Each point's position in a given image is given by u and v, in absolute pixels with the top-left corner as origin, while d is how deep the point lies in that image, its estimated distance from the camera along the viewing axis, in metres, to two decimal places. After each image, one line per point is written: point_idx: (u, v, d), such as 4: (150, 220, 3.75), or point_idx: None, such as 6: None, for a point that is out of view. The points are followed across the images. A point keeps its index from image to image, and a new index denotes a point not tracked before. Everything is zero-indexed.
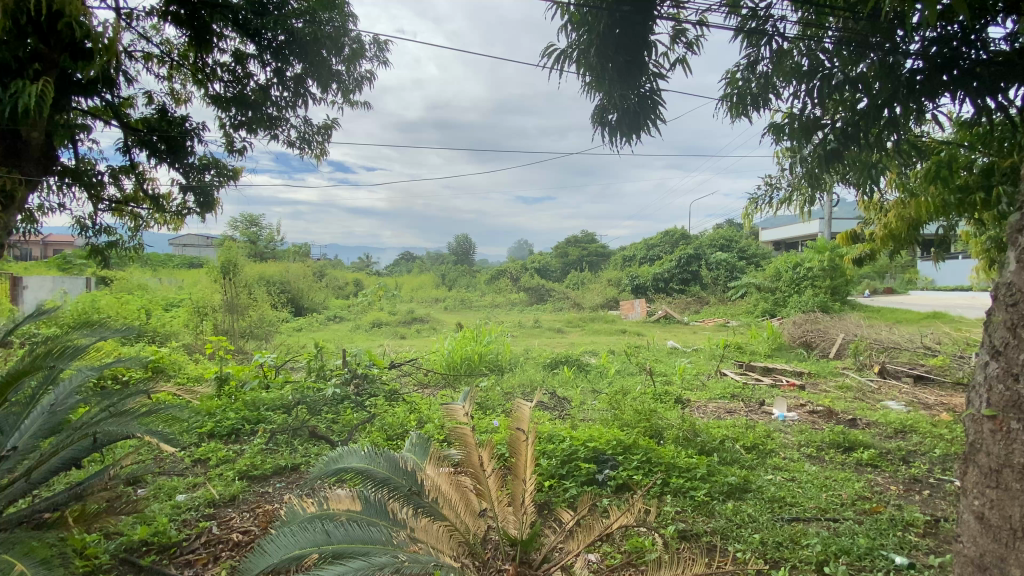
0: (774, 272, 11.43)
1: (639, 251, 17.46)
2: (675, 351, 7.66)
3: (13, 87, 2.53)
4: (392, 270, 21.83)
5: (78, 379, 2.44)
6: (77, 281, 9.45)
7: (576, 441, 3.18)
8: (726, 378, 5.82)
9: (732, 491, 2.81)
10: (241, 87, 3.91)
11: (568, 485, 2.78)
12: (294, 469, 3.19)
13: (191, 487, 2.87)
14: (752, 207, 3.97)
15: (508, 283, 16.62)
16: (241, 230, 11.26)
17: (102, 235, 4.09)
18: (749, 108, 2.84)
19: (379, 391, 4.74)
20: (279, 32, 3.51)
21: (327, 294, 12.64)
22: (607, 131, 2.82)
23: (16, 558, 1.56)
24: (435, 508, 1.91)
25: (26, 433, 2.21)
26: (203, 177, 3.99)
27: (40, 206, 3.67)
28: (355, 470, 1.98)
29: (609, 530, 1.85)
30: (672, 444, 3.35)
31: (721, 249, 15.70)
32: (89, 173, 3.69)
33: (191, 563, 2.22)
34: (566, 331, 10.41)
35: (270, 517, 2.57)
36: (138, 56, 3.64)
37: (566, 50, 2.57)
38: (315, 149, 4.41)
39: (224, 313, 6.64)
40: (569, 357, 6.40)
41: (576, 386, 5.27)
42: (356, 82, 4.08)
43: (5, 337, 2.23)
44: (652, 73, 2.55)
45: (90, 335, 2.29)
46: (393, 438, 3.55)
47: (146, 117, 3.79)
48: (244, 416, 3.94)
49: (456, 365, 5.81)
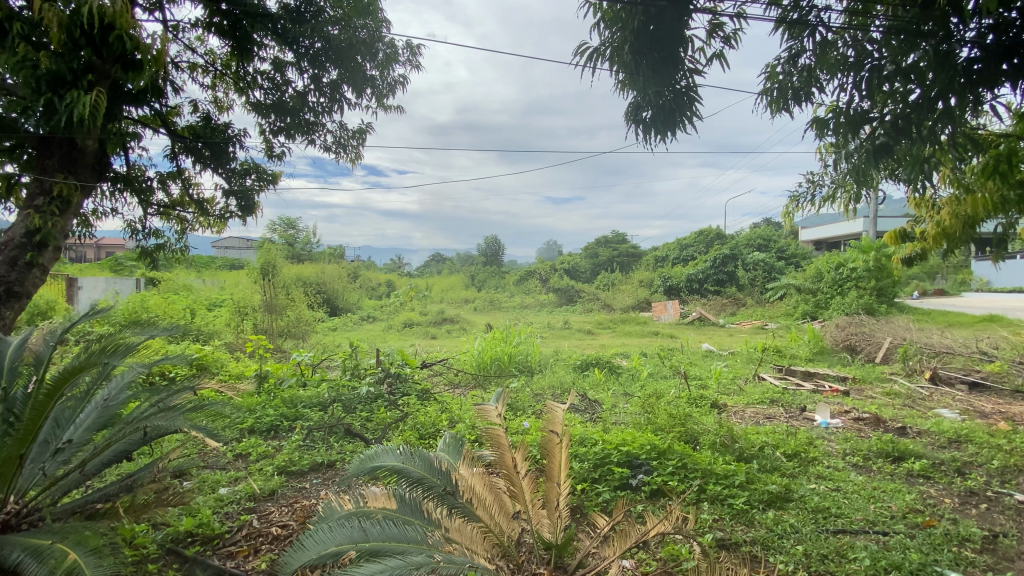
0: (815, 273, 11.00)
1: (672, 252, 17.14)
2: (710, 354, 7.47)
3: (69, 97, 2.71)
4: (422, 271, 22.13)
5: (130, 375, 2.55)
6: (128, 282, 9.93)
7: (609, 445, 3.12)
8: (764, 383, 5.63)
9: (774, 500, 2.70)
10: (280, 94, 4.02)
11: (600, 489, 2.73)
12: (331, 466, 3.26)
13: (233, 481, 2.98)
14: (792, 205, 3.83)
15: (538, 285, 16.59)
16: (279, 233, 11.62)
17: (151, 238, 4.27)
18: (790, 103, 2.71)
19: (411, 390, 4.79)
20: (316, 39, 3.62)
21: (361, 295, 12.92)
22: (641, 130, 2.75)
23: (70, 547, 1.64)
24: (469, 509, 1.92)
25: (82, 426, 2.34)
26: (244, 182, 4.14)
27: (95, 210, 3.88)
28: (390, 468, 2.00)
29: (645, 537, 1.81)
30: (708, 451, 3.26)
31: (758, 249, 15.25)
32: (140, 179, 3.88)
33: (233, 555, 2.29)
34: (597, 333, 10.30)
35: (307, 513, 2.64)
36: (184, 67, 3.83)
37: (599, 48, 2.53)
38: (351, 154, 4.51)
39: (263, 313, 6.89)
40: (600, 358, 6.31)
41: (607, 389, 5.20)
42: (390, 87, 4.15)
43: (61, 335, 2.33)
44: (689, 68, 2.48)
45: (140, 334, 2.41)
46: (425, 437, 3.58)
47: (192, 124, 3.96)
48: (282, 413, 4.05)
49: (487, 366, 5.83)
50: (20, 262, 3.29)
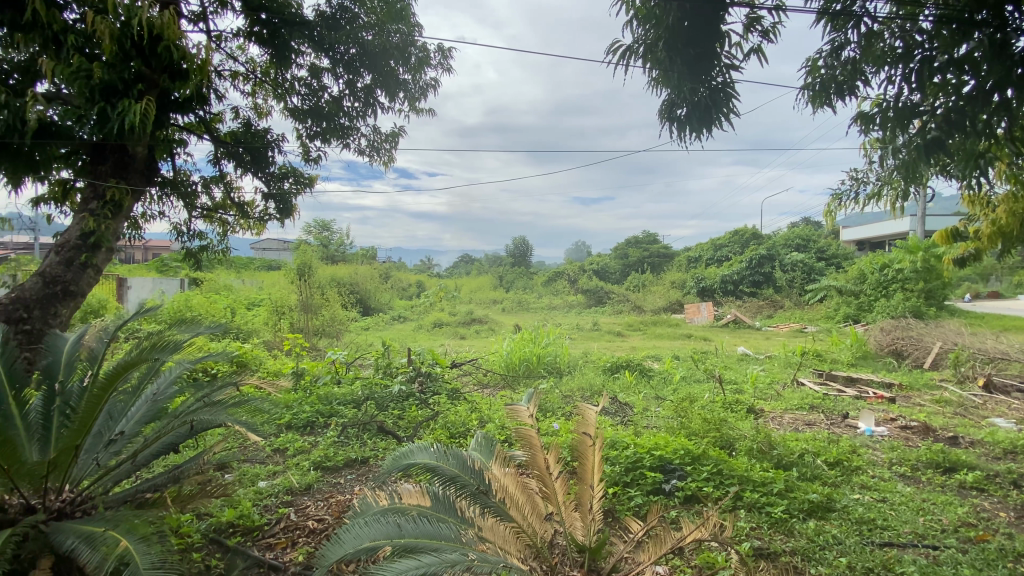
0: (858, 274, 10.57)
1: (705, 253, 16.78)
2: (746, 358, 7.26)
3: (121, 106, 2.87)
4: (452, 272, 22.32)
5: (177, 370, 2.66)
6: (173, 282, 10.39)
7: (641, 449, 3.07)
8: (803, 388, 5.43)
9: (815, 510, 2.60)
10: (317, 99, 4.14)
11: (633, 493, 2.69)
12: (364, 462, 3.32)
13: (271, 475, 3.07)
14: (834, 203, 3.68)
15: (566, 286, 16.52)
16: (314, 235, 11.94)
17: (195, 240, 4.45)
18: (833, 97, 2.62)
19: (441, 390, 4.84)
20: (351, 45, 3.73)
21: (392, 295, 13.14)
22: (675, 127, 2.70)
23: (121, 534, 1.73)
24: (502, 508, 1.93)
25: (132, 419, 2.46)
26: (282, 185, 4.27)
27: (143, 213, 4.08)
28: (424, 465, 2.03)
29: (681, 544, 1.77)
30: (745, 457, 3.17)
31: (795, 249, 14.77)
32: (185, 184, 4.06)
33: (272, 546, 2.37)
34: (627, 335, 10.14)
35: (342, 508, 2.69)
36: (226, 75, 3.99)
37: (632, 46, 2.47)
38: (384, 157, 4.60)
39: (299, 313, 7.09)
40: (631, 361, 6.21)
41: (638, 392, 5.12)
42: (422, 91, 4.20)
43: (114, 333, 2.45)
44: (725, 64, 2.42)
45: (186, 331, 2.51)
46: (456, 436, 3.60)
47: (234, 131, 4.12)
48: (318, 409, 4.16)
49: (516, 366, 5.85)
50: (76, 262, 3.50)
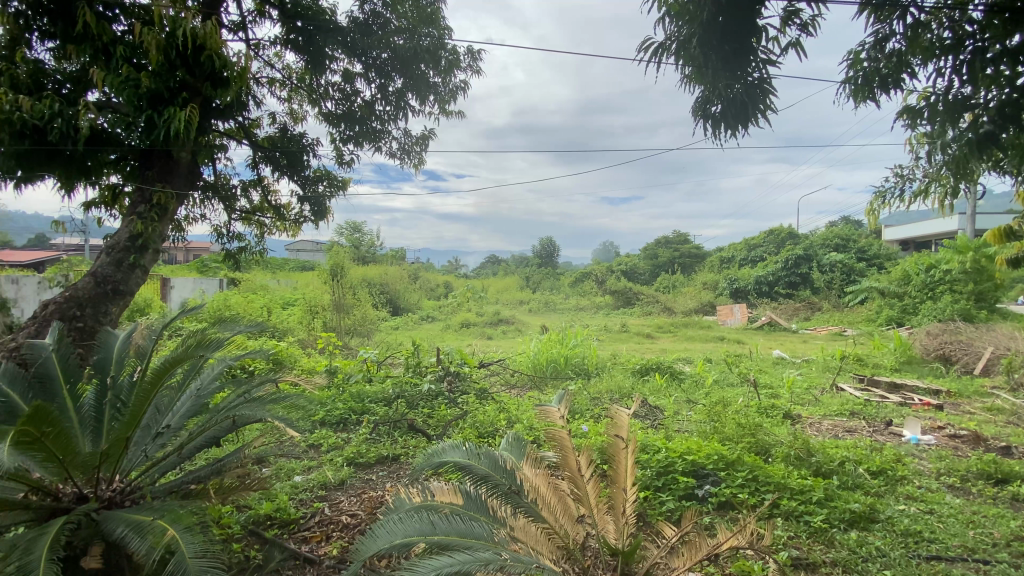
0: (902, 275, 10.13)
1: (738, 253, 16.41)
2: (781, 362, 7.05)
3: (167, 114, 3.06)
4: (479, 272, 22.46)
5: (218, 368, 2.76)
6: (213, 283, 10.81)
7: (673, 452, 3.01)
8: (843, 394, 5.23)
9: (857, 521, 2.50)
10: (350, 103, 4.24)
11: (664, 498, 2.64)
12: (395, 460, 3.38)
13: (306, 470, 3.16)
14: (878, 202, 3.54)
15: (594, 287, 16.39)
16: (347, 236, 12.22)
17: (234, 241, 4.61)
18: (877, 90, 2.50)
19: (470, 390, 4.87)
20: (383, 49, 3.83)
21: (420, 296, 13.32)
22: (709, 124, 2.63)
23: (168, 523, 1.81)
24: (534, 508, 1.94)
25: (177, 413, 2.57)
26: (317, 188, 4.40)
27: (186, 216, 4.26)
28: (456, 464, 2.07)
29: (717, 550, 1.74)
30: (781, 463, 3.08)
31: (834, 249, 14.26)
32: (225, 187, 4.23)
33: (307, 539, 2.43)
34: (657, 337, 9.99)
35: (374, 504, 2.74)
36: (264, 82, 4.13)
37: (663, 43, 2.43)
38: (414, 160, 4.67)
39: (332, 312, 7.28)
40: (661, 363, 6.11)
41: (669, 395, 5.04)
42: (452, 93, 4.24)
43: (160, 331, 2.56)
44: (762, 59, 2.33)
45: (227, 329, 2.60)
46: (485, 436, 3.62)
47: (271, 135, 4.25)
48: (351, 407, 4.25)
49: (543, 367, 5.85)
50: (125, 263, 3.69)
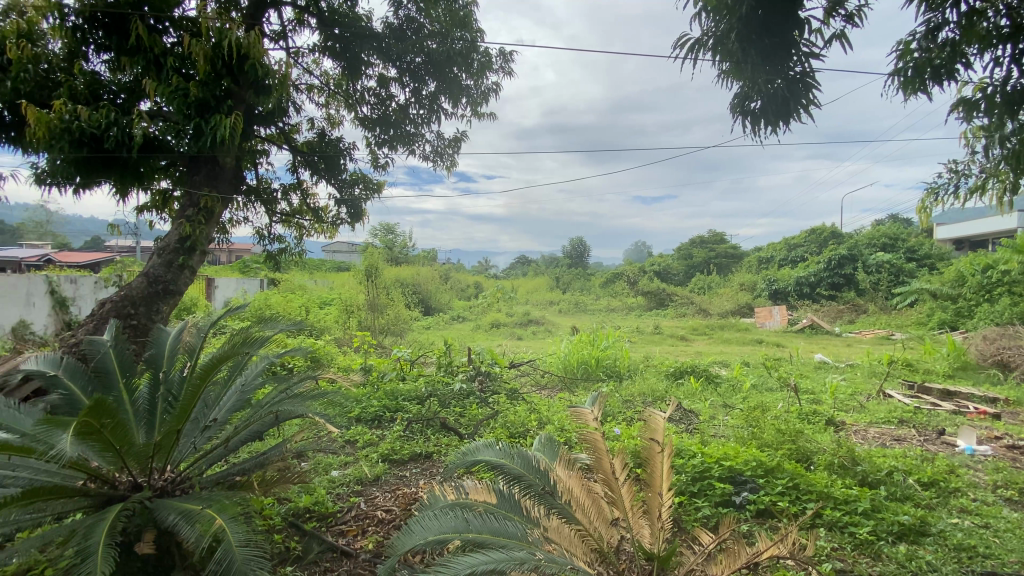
0: (957, 276, 9.61)
1: (778, 253, 15.89)
2: (824, 366, 6.79)
3: (213, 121, 3.22)
4: (510, 273, 22.55)
5: (262, 365, 2.88)
6: (255, 283, 11.26)
7: (709, 458, 2.95)
8: (891, 401, 4.98)
9: (905, 534, 2.39)
10: (384, 107, 4.33)
11: (700, 503, 2.59)
12: (428, 457, 3.43)
13: (343, 465, 3.25)
14: (929, 198, 3.37)
15: (625, 287, 16.19)
16: (380, 238, 12.46)
17: (275, 244, 4.79)
18: (928, 82, 2.34)
19: (500, 390, 4.90)
20: (417, 53, 3.91)
21: (452, 296, 13.46)
22: (749, 121, 2.51)
23: (216, 513, 1.88)
24: (567, 510, 1.93)
25: (224, 407, 2.69)
26: (353, 191, 4.53)
27: (231, 219, 4.45)
28: (490, 463, 2.10)
29: (757, 559, 1.70)
30: (824, 471, 2.97)
31: (881, 249, 13.62)
32: (267, 191, 4.40)
33: (344, 533, 2.50)
34: (692, 340, 9.76)
35: (408, 500, 2.80)
36: (303, 89, 4.27)
37: (700, 40, 2.35)
38: (447, 162, 4.73)
39: (367, 312, 7.46)
40: (696, 365, 5.96)
41: (704, 399, 4.93)
42: (484, 96, 4.27)
43: (208, 328, 2.69)
44: (804, 52, 2.19)
45: (271, 328, 2.71)
46: (516, 436, 3.62)
47: (309, 140, 4.39)
48: (385, 404, 4.34)
49: (573, 369, 5.82)
50: (174, 263, 3.89)
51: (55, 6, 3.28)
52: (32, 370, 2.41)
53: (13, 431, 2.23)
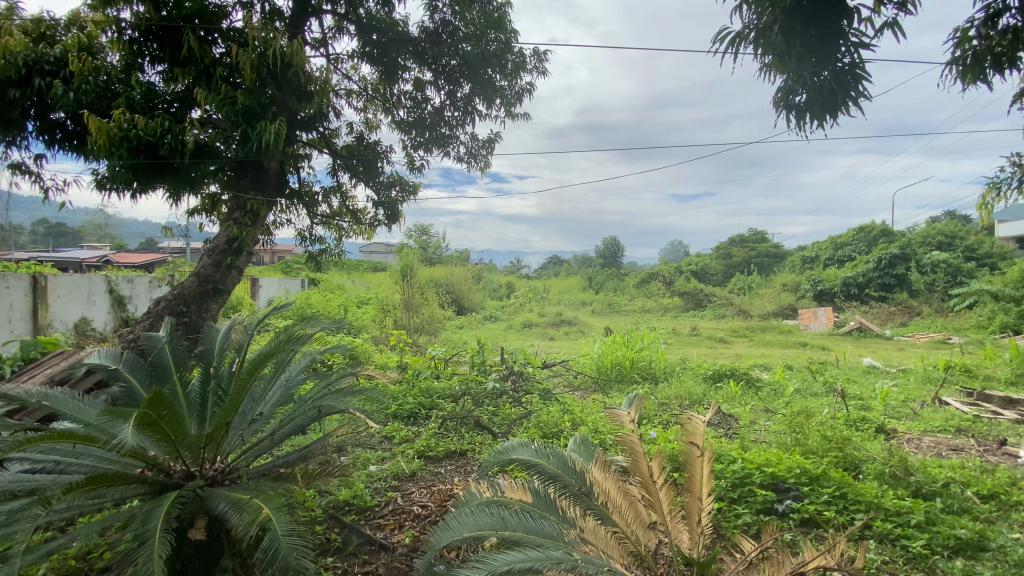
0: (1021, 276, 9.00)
1: (823, 252, 15.26)
2: (873, 371, 6.47)
3: (259, 128, 3.37)
4: (541, 274, 22.52)
5: (304, 361, 2.98)
6: (296, 282, 11.65)
7: (750, 463, 2.87)
8: (948, 409, 4.70)
9: (963, 549, 2.25)
10: (420, 110, 4.40)
11: (740, 510, 2.52)
12: (462, 455, 3.48)
13: (381, 460, 3.33)
14: (990, 194, 3.17)
15: (660, 287, 15.90)
16: (415, 238, 12.68)
17: (316, 244, 4.94)
18: (989, 71, 2.20)
19: (533, 390, 4.90)
20: (452, 56, 3.97)
21: (484, 296, 13.56)
22: (794, 115, 2.41)
23: (263, 503, 1.97)
24: (604, 512, 1.91)
25: (269, 401, 2.80)
26: (390, 193, 4.63)
27: (275, 221, 4.64)
28: (526, 462, 2.11)
29: (802, 569, 1.64)
30: (873, 481, 2.84)
31: (936, 249, 12.87)
32: (308, 194, 4.55)
33: (382, 527, 2.56)
34: (731, 342, 9.49)
35: (444, 496, 2.84)
36: (342, 94, 4.40)
37: (742, 33, 2.26)
38: (481, 163, 4.77)
39: (402, 311, 7.62)
40: (735, 369, 5.80)
41: (744, 403, 4.79)
42: (518, 96, 4.28)
43: (255, 325, 2.82)
44: (853, 42, 2.10)
45: (313, 325, 2.81)
46: (550, 436, 3.62)
47: (348, 144, 4.51)
48: (421, 401, 4.42)
49: (607, 370, 5.76)
50: (223, 264, 4.09)
51: (113, 21, 3.50)
52: (95, 363, 2.57)
53: (79, 421, 2.39)
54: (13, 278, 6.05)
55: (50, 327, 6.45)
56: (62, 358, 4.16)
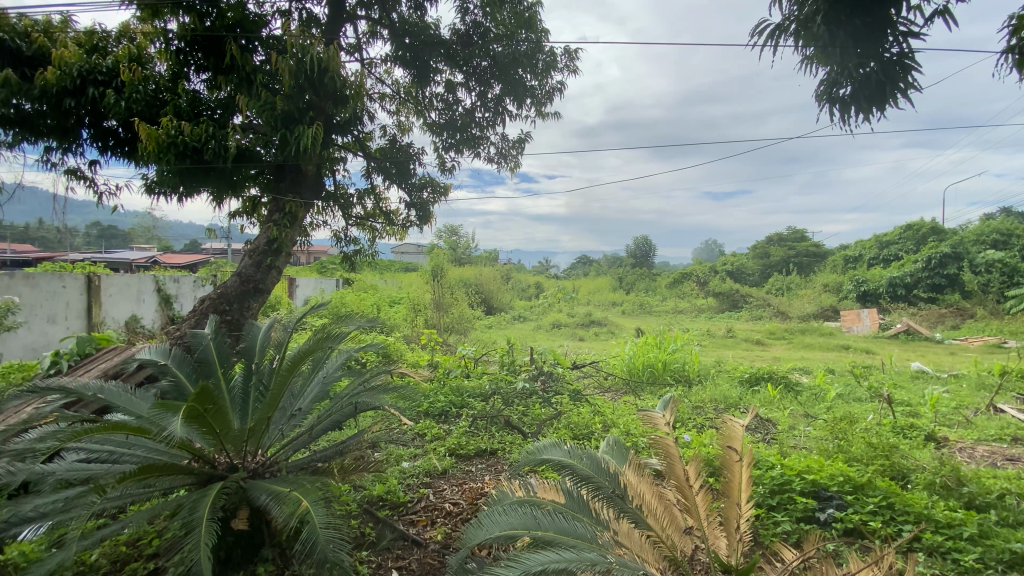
0: None
1: (868, 251, 14.60)
2: (923, 376, 6.14)
3: (297, 132, 3.50)
4: (570, 274, 22.40)
5: (341, 358, 3.06)
6: (330, 283, 11.96)
7: (789, 470, 2.78)
8: (1005, 417, 4.43)
9: (1018, 564, 2.09)
10: (452, 112, 4.45)
11: (779, 518, 2.45)
12: (492, 454, 3.50)
13: (413, 457, 3.38)
14: None
15: (693, 288, 15.58)
16: (445, 239, 12.80)
17: (350, 245, 5.06)
18: None
19: (563, 390, 4.88)
20: (484, 57, 4.01)
21: (512, 296, 13.59)
22: (837, 110, 2.29)
23: (303, 496, 2.03)
24: (639, 515, 1.89)
25: (307, 397, 2.88)
26: (422, 195, 4.70)
27: (311, 223, 4.78)
28: (558, 462, 2.10)
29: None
30: (922, 491, 2.70)
31: (993, 247, 12.11)
32: (344, 196, 4.66)
33: (414, 523, 2.61)
34: (768, 345, 9.21)
35: (475, 495, 2.86)
36: (376, 98, 4.50)
37: (782, 24, 2.18)
38: (511, 163, 4.79)
39: (432, 310, 7.73)
40: (773, 372, 5.63)
41: (783, 408, 4.65)
42: (549, 95, 4.28)
43: (295, 323, 2.91)
44: (902, 31, 2.00)
45: (350, 324, 2.89)
46: (580, 437, 3.61)
47: (382, 147, 4.60)
48: (451, 400, 4.47)
49: (638, 372, 5.68)
50: (263, 264, 4.25)
51: (162, 32, 3.70)
52: (146, 359, 2.70)
53: (131, 413, 2.52)
54: (70, 278, 6.44)
55: (103, 324, 6.84)
56: (115, 353, 4.39)
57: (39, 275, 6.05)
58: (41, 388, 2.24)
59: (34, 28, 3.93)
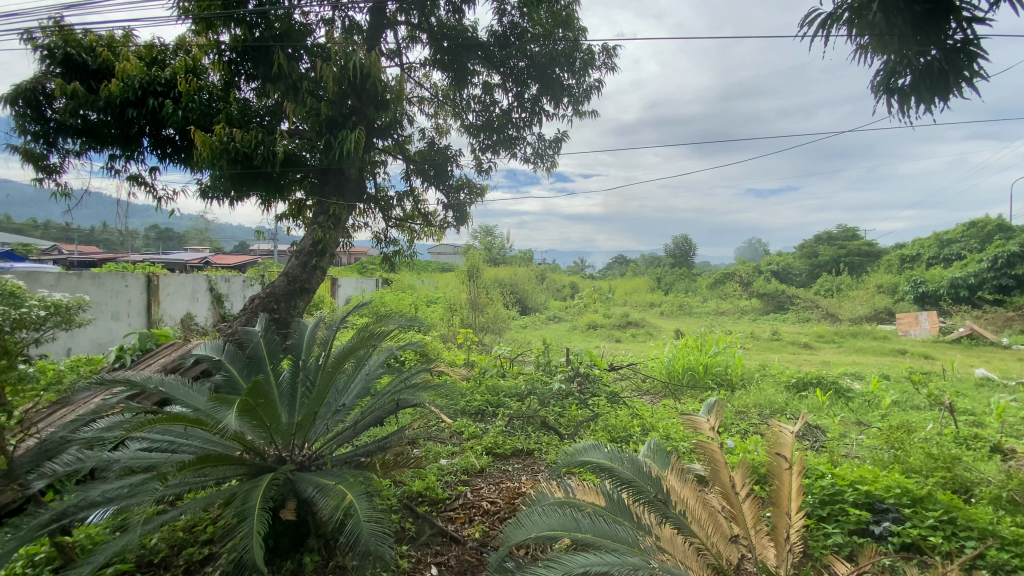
0: None
1: (927, 250, 13.72)
2: (990, 383, 5.72)
3: (342, 136, 3.64)
4: (606, 274, 22.13)
5: (383, 356, 3.14)
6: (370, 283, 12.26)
7: (841, 480, 2.66)
8: None
9: None
10: (489, 113, 4.49)
11: (830, 529, 2.35)
12: (529, 453, 3.51)
13: (451, 454, 3.43)
14: None
15: (735, 288, 15.10)
16: (480, 239, 12.89)
17: (390, 246, 5.19)
18: None
19: (600, 392, 4.82)
20: (521, 58, 4.02)
21: (547, 296, 13.55)
22: (895, 101, 2.16)
23: (347, 489, 2.09)
24: (683, 521, 1.86)
25: (352, 393, 2.98)
26: (459, 196, 4.77)
27: (353, 225, 4.93)
28: (598, 464, 2.08)
29: None
30: (987, 506, 2.52)
31: None
32: (384, 199, 4.79)
33: (452, 519, 2.64)
34: (816, 348, 8.81)
35: (512, 495, 2.88)
36: (415, 101, 4.59)
37: (834, 13, 2.08)
38: (547, 163, 4.78)
39: (468, 310, 7.80)
40: (822, 377, 5.39)
41: (832, 414, 4.45)
42: (586, 94, 4.26)
43: (341, 321, 3.01)
44: (966, 16, 1.88)
45: (393, 322, 2.97)
46: (618, 440, 3.57)
47: (420, 149, 4.68)
48: (488, 399, 4.51)
49: (678, 375, 5.56)
50: (309, 264, 4.41)
51: (215, 44, 3.90)
52: (201, 354, 2.86)
53: (188, 405, 2.67)
54: (132, 277, 6.86)
55: (161, 321, 7.27)
56: (173, 349, 4.66)
57: (104, 274, 6.49)
58: (109, 381, 2.41)
59: (100, 43, 4.22)
